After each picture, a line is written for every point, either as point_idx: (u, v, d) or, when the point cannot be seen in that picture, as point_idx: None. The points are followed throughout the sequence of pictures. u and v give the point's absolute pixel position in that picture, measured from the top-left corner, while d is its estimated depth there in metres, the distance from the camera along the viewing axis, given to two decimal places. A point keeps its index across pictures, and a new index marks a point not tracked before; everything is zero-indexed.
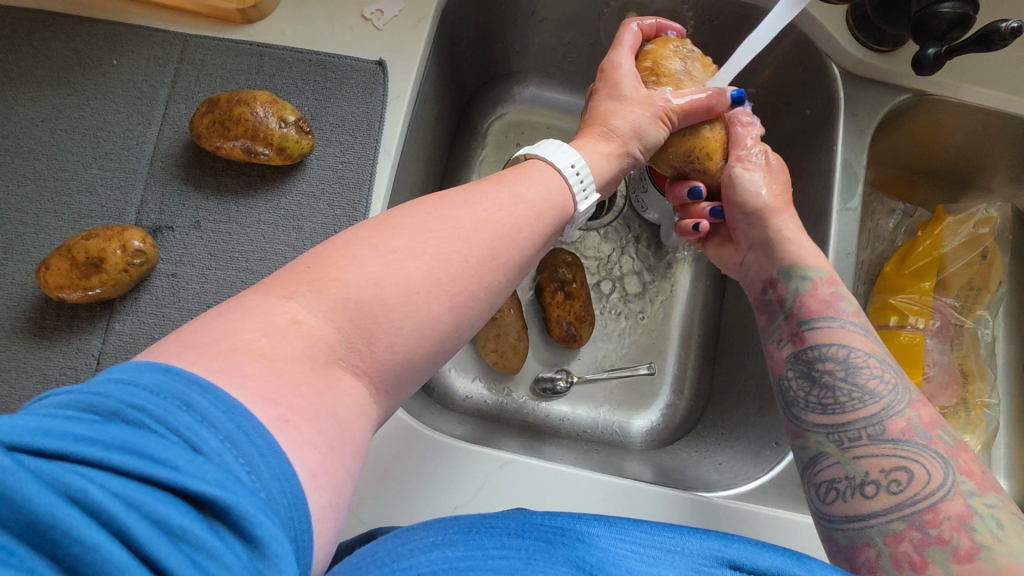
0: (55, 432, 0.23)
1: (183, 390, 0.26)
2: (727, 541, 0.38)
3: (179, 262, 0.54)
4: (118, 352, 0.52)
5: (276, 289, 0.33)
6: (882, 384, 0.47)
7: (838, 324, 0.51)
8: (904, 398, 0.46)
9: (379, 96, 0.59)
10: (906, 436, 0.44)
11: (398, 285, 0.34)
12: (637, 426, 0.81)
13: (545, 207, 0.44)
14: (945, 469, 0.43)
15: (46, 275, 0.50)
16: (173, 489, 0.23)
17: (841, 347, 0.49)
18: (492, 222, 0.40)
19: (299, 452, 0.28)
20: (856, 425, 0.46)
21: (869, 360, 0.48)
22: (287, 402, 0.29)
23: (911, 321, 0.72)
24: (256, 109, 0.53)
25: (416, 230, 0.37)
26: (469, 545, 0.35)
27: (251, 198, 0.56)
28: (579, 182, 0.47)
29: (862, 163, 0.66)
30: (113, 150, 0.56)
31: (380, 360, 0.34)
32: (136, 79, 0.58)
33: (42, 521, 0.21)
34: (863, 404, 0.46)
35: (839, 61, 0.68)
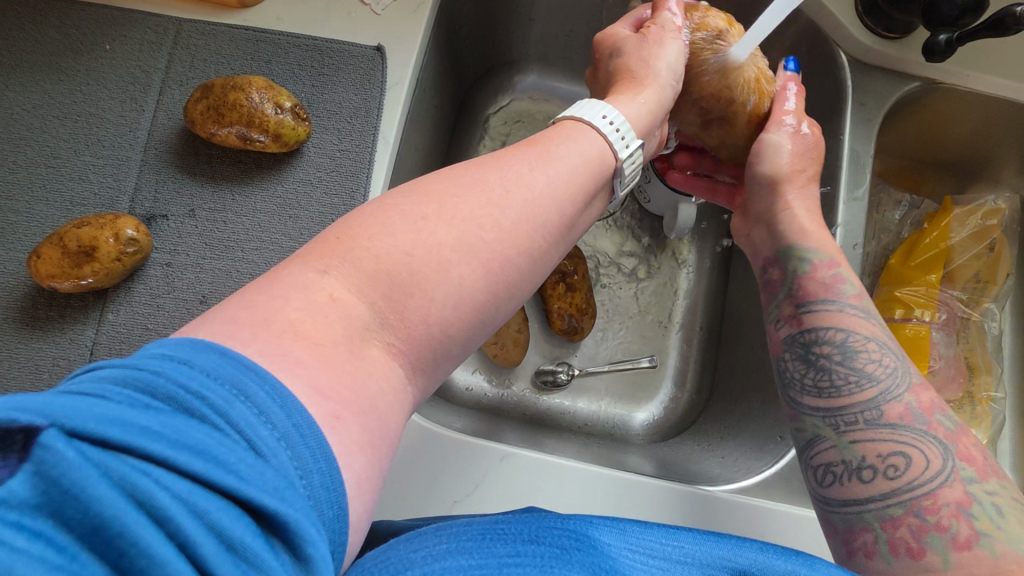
0: (121, 421, 0.22)
1: (243, 381, 0.25)
2: (738, 548, 0.37)
3: (173, 251, 0.53)
4: (111, 343, 0.51)
5: (312, 261, 0.32)
6: (880, 368, 0.45)
7: (838, 307, 0.49)
8: (903, 381, 0.44)
9: (377, 82, 0.58)
10: (905, 422, 0.42)
11: (427, 252, 0.33)
12: (639, 419, 0.80)
13: (581, 170, 0.41)
14: (944, 454, 0.41)
15: (38, 264, 0.49)
16: (236, 497, 0.22)
17: (840, 330, 0.47)
18: (523, 185, 0.38)
19: (346, 454, 0.27)
20: (853, 409, 0.44)
21: (869, 344, 0.46)
22: (337, 397, 0.28)
23: (917, 314, 0.71)
24: (251, 95, 0.52)
25: (446, 198, 0.36)
26: (483, 552, 0.34)
27: (247, 185, 0.55)
28: (617, 132, 0.44)
29: (870, 153, 0.65)
30: (106, 137, 0.55)
31: (416, 334, 0.33)
32: (129, 64, 0.56)
33: (108, 523, 0.20)
34: (859, 388, 0.44)
35: (848, 49, 0.67)
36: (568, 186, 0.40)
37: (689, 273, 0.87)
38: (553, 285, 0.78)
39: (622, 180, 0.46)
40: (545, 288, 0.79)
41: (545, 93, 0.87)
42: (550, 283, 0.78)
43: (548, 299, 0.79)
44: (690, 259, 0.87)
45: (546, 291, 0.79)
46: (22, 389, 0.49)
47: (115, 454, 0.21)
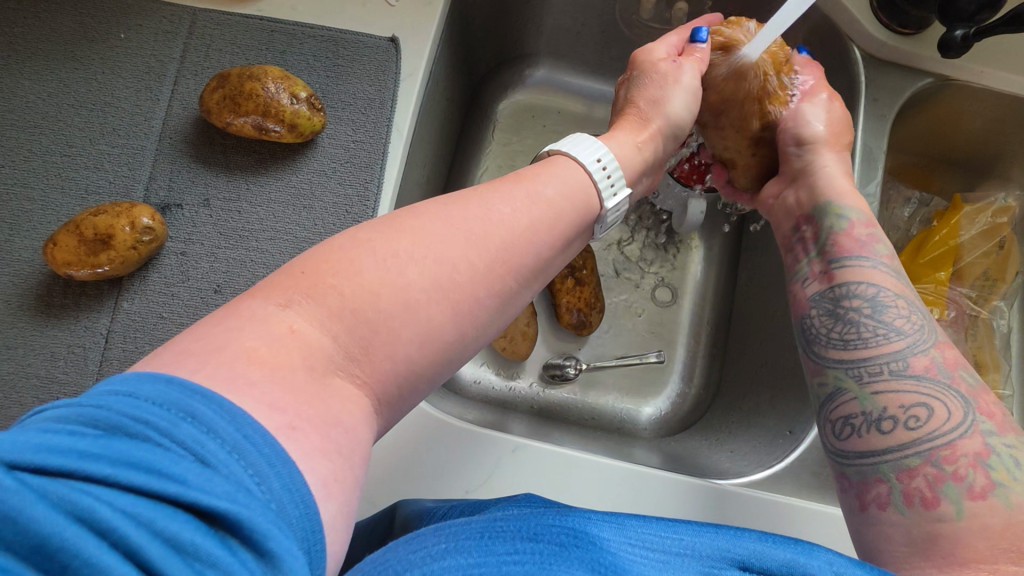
0: (59, 449, 0.22)
1: (185, 400, 0.25)
2: (738, 537, 0.37)
3: (188, 240, 0.53)
4: (127, 331, 0.51)
5: (273, 295, 0.31)
6: (908, 323, 0.44)
7: (870, 264, 0.48)
8: (929, 338, 0.43)
9: (392, 74, 0.58)
10: (929, 374, 0.42)
11: (394, 292, 0.33)
12: (646, 413, 0.81)
13: (565, 211, 0.42)
14: (965, 408, 0.40)
15: (54, 251, 0.49)
16: (182, 503, 0.23)
17: (870, 285, 0.46)
18: (504, 224, 0.38)
19: (309, 460, 0.27)
20: (878, 360, 0.43)
21: (898, 300, 0.45)
22: (294, 409, 0.28)
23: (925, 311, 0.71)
24: (267, 84, 0.52)
25: (424, 231, 0.36)
26: (483, 551, 0.34)
27: (262, 176, 0.55)
28: (607, 177, 0.45)
29: (883, 149, 0.64)
30: (121, 126, 0.55)
31: (381, 369, 0.33)
32: (144, 53, 0.56)
33: (48, 541, 0.20)
34: (886, 340, 0.44)
35: (861, 44, 0.67)
36: (553, 223, 0.41)
37: (698, 268, 0.87)
38: (563, 281, 0.78)
39: (602, 224, 0.46)
40: (554, 285, 0.79)
41: (556, 88, 0.87)
42: (559, 280, 0.78)
43: (558, 295, 0.79)
44: (699, 254, 0.87)
45: (556, 288, 0.79)
46: (36, 375, 0.50)
47: (49, 479, 0.22)
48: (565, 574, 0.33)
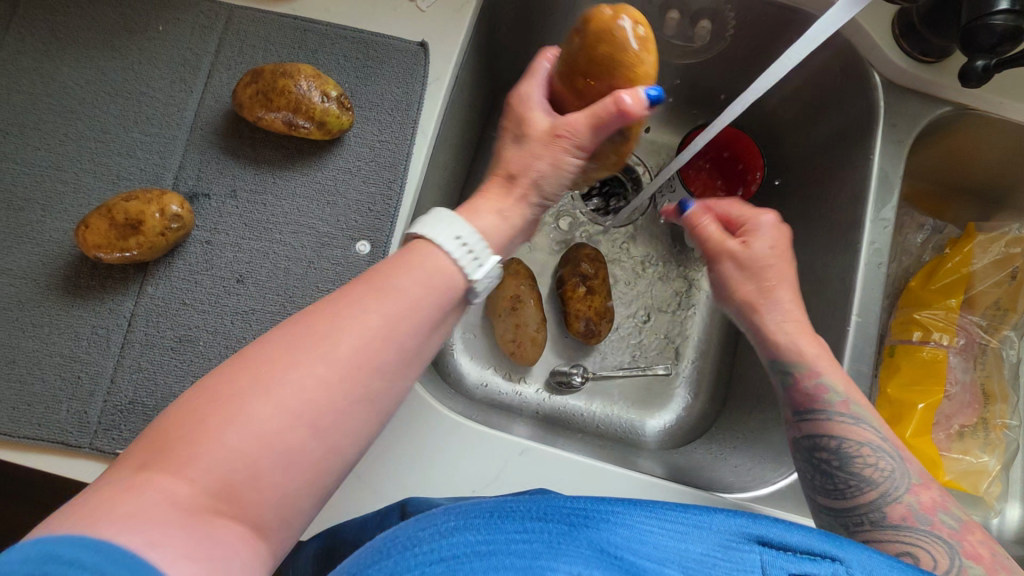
0: None
1: (67, 547, 0.25)
2: (755, 517, 0.38)
3: (213, 229, 0.54)
4: (149, 314, 0.52)
5: (128, 466, 0.31)
6: (876, 471, 0.48)
7: (830, 417, 0.51)
8: (904, 484, 0.47)
9: (419, 77, 0.59)
10: (908, 523, 0.46)
11: (247, 437, 0.32)
12: (651, 425, 0.81)
13: (426, 302, 0.39)
14: (950, 554, 0.44)
15: (85, 233, 0.50)
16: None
17: (837, 440, 0.50)
18: (369, 330, 0.36)
19: (172, 567, 0.27)
20: (860, 514, 0.48)
21: (867, 451, 0.49)
22: (165, 543, 0.28)
23: (935, 337, 0.71)
24: (300, 82, 0.53)
25: (286, 360, 0.34)
26: (491, 529, 0.34)
27: (288, 170, 0.56)
28: (470, 254, 0.41)
29: (899, 174, 0.65)
30: (154, 115, 0.56)
31: (253, 498, 0.32)
32: (180, 46, 0.58)
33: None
34: (858, 491, 0.48)
35: (881, 70, 0.67)
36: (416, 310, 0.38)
37: (708, 283, 0.87)
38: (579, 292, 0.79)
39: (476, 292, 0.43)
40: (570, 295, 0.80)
41: None
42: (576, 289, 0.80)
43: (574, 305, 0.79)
44: (710, 269, 0.87)
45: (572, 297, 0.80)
46: (60, 354, 0.51)
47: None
48: (572, 554, 0.33)
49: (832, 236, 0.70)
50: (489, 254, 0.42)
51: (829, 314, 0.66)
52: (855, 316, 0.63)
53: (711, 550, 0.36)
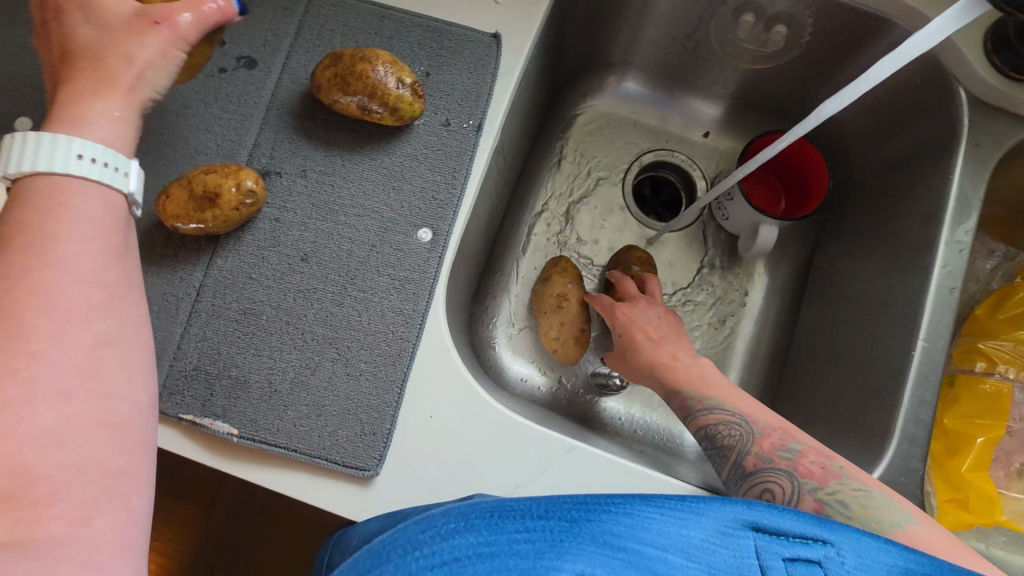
0: None
1: None
2: (748, 504, 0.37)
3: (282, 207, 0.56)
4: (217, 286, 0.54)
5: None
6: (733, 436, 0.54)
7: (702, 413, 0.57)
8: (749, 436, 0.53)
9: (491, 68, 0.59)
10: (759, 468, 0.51)
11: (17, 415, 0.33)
12: (691, 435, 0.80)
13: (78, 230, 0.39)
14: (791, 478, 0.50)
15: (165, 203, 0.52)
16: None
17: (707, 431, 0.56)
18: (86, 276, 0.38)
19: None
20: (732, 476, 0.53)
21: (724, 427, 0.55)
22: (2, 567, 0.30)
23: (1000, 369, 0.67)
24: (377, 67, 0.54)
25: (23, 316, 0.35)
26: (492, 530, 0.34)
27: (357, 154, 0.57)
28: (106, 169, 0.41)
29: (980, 196, 0.62)
30: (233, 93, 0.58)
31: (61, 478, 0.34)
32: (263, 27, 0.59)
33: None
34: (728, 458, 0.54)
35: (968, 86, 0.64)
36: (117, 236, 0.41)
37: (759, 296, 0.85)
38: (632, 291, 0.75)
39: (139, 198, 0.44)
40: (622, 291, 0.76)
41: (635, 102, 0.89)
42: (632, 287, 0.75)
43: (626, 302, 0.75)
44: (761, 282, 0.86)
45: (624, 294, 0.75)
46: None
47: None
48: (575, 551, 0.33)
49: (901, 256, 0.67)
50: (130, 164, 0.43)
51: (892, 338, 0.64)
52: (921, 341, 0.60)
53: (710, 536, 0.35)
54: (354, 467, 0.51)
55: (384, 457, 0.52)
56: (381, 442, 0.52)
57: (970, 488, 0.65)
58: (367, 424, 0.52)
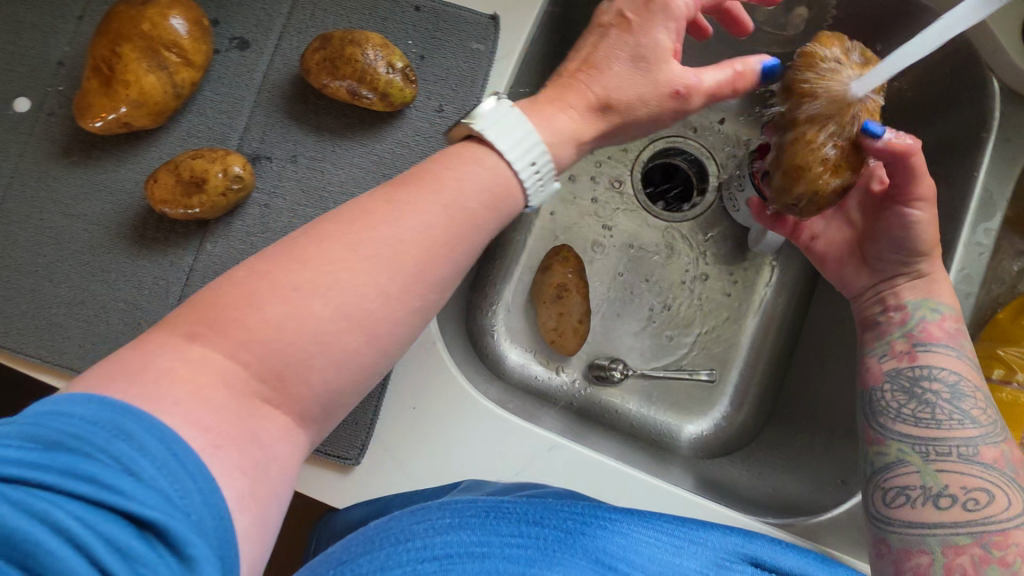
0: (16, 462, 0.28)
1: (119, 422, 0.29)
2: (750, 536, 0.42)
3: (272, 193, 0.55)
4: (205, 271, 0.54)
5: (177, 328, 0.34)
6: (981, 413, 0.48)
7: (952, 353, 0.50)
8: (996, 434, 0.47)
9: (487, 53, 0.57)
10: (995, 465, 0.45)
11: (302, 330, 0.34)
12: (688, 431, 0.78)
13: (474, 198, 0.40)
14: (1021, 503, 0.44)
15: (154, 187, 0.52)
16: (127, 515, 0.28)
17: (951, 373, 0.49)
18: (418, 242, 0.38)
19: (228, 476, 0.32)
20: (950, 442, 0.46)
21: (975, 392, 0.48)
22: (215, 431, 0.32)
23: (1019, 377, 0.63)
24: (367, 51, 0.52)
25: (369, 230, 0.37)
26: (485, 531, 0.37)
27: (348, 140, 0.56)
28: (534, 175, 0.43)
29: (1006, 196, 0.58)
30: (225, 75, 0.57)
31: (294, 393, 0.35)
32: (256, 6, 0.58)
33: (27, 545, 0.26)
34: (959, 427, 0.47)
35: (1001, 76, 0.59)
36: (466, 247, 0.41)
37: (767, 291, 0.82)
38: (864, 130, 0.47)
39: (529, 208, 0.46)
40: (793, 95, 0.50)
41: None
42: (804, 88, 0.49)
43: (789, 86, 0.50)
44: (770, 278, 0.82)
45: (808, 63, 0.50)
46: (126, 301, 0.53)
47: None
48: (565, 563, 0.36)
49: None
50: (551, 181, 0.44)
51: None
52: None
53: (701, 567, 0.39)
54: (336, 454, 0.51)
55: (367, 446, 0.52)
56: (363, 431, 0.52)
57: None
58: (349, 413, 0.52)
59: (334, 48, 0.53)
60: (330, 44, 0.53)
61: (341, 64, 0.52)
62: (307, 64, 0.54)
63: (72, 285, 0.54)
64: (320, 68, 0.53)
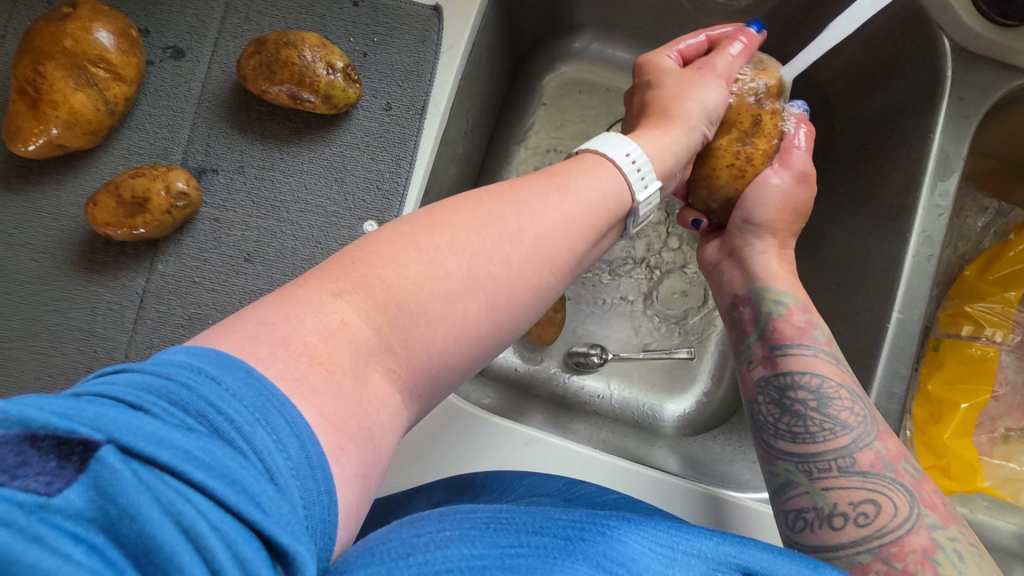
0: (167, 441, 0.22)
1: (267, 404, 0.25)
2: (743, 546, 0.36)
3: (221, 207, 0.53)
4: (161, 292, 0.53)
5: (325, 282, 0.31)
6: (851, 414, 0.44)
7: (811, 352, 0.48)
8: (871, 430, 0.43)
9: (432, 45, 0.55)
10: (875, 469, 0.41)
11: (436, 284, 0.32)
12: (670, 410, 0.78)
13: (597, 205, 0.40)
14: (910, 502, 0.40)
15: (94, 211, 0.51)
16: (258, 531, 0.23)
17: (813, 376, 0.47)
18: (537, 221, 0.37)
19: (348, 481, 0.27)
20: (826, 455, 0.43)
21: (841, 391, 0.45)
22: (344, 428, 0.28)
23: (987, 333, 0.62)
24: (304, 53, 0.51)
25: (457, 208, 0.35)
26: (486, 543, 0.33)
27: (295, 145, 0.54)
28: (637, 172, 0.42)
29: (962, 155, 0.57)
30: (162, 87, 0.55)
31: (416, 361, 0.32)
32: (188, 12, 0.56)
33: (157, 550, 0.21)
34: (832, 434, 0.44)
35: (951, 34, 0.59)
36: (581, 244, 0.39)
37: None
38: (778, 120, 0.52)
39: (636, 218, 0.44)
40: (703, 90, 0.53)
41: (601, 63, 0.81)
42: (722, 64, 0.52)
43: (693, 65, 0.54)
44: None
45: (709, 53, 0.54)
46: (79, 329, 0.52)
47: (130, 411, 0.23)
48: (568, 569, 0.32)
49: (880, 221, 0.63)
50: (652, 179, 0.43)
51: (871, 307, 0.61)
52: (895, 313, 0.57)
53: None
54: None
55: None
56: None
57: (954, 457, 0.59)
58: None
59: (272, 52, 0.51)
60: (267, 49, 0.52)
61: (279, 67, 0.51)
62: (247, 72, 0.52)
63: (22, 316, 0.52)
64: (257, 73, 0.52)
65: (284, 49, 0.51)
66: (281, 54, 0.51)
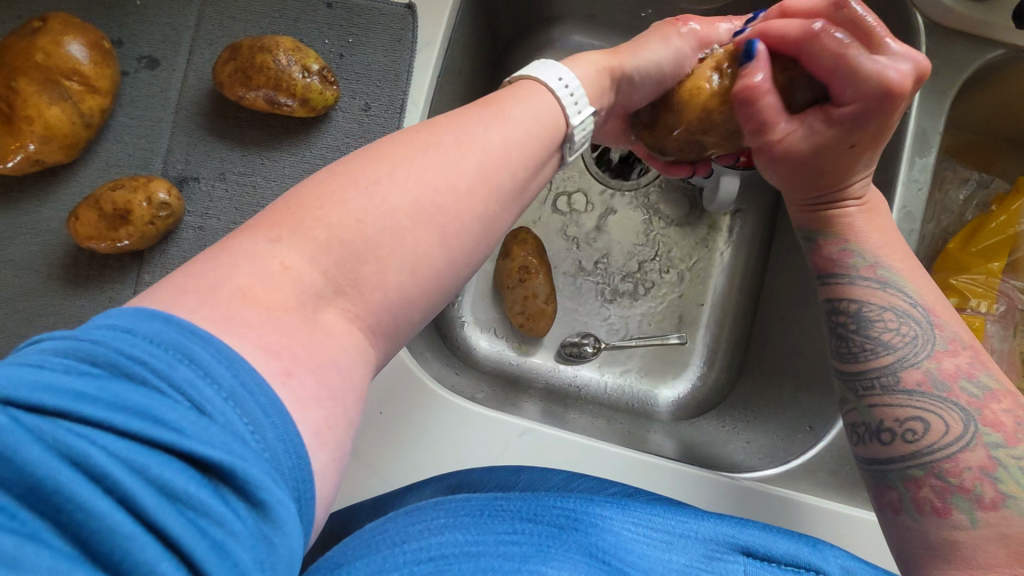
0: (53, 387, 0.22)
1: (179, 340, 0.25)
2: (741, 526, 0.37)
3: (204, 215, 0.53)
4: None
5: (262, 237, 0.30)
6: (897, 334, 0.43)
7: (849, 278, 0.46)
8: (923, 346, 0.42)
9: (407, 43, 0.54)
10: (922, 388, 0.41)
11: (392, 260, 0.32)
12: (663, 395, 0.78)
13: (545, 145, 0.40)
14: (966, 420, 0.40)
15: (76, 225, 0.51)
16: (177, 451, 0.22)
17: (855, 299, 0.45)
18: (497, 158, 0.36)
19: (301, 408, 0.27)
20: (870, 375, 0.43)
21: (885, 311, 0.44)
22: (288, 355, 0.28)
23: (971, 304, 0.62)
24: (279, 56, 0.51)
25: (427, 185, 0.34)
26: (480, 529, 0.34)
27: (275, 150, 0.54)
28: (572, 99, 0.42)
29: (938, 130, 0.58)
30: (138, 97, 0.55)
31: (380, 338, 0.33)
32: (160, 21, 0.56)
33: (43, 483, 0.21)
34: (875, 354, 0.43)
35: (924, 9, 0.59)
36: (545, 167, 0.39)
37: (727, 250, 0.82)
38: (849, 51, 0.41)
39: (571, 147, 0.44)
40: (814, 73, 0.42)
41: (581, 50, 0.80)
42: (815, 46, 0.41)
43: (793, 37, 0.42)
44: (729, 236, 0.82)
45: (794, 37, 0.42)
46: None
47: (31, 368, 0.23)
48: (562, 559, 0.33)
49: None
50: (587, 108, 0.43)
51: None
52: None
53: (694, 560, 0.36)
54: None
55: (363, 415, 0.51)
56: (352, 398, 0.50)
57: None
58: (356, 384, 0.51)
59: (246, 60, 0.52)
60: (241, 55, 0.52)
61: (253, 74, 0.51)
62: (224, 79, 0.52)
63: (8, 333, 0.51)
64: (233, 80, 0.52)
65: (258, 53, 0.52)
66: (256, 61, 0.51)
